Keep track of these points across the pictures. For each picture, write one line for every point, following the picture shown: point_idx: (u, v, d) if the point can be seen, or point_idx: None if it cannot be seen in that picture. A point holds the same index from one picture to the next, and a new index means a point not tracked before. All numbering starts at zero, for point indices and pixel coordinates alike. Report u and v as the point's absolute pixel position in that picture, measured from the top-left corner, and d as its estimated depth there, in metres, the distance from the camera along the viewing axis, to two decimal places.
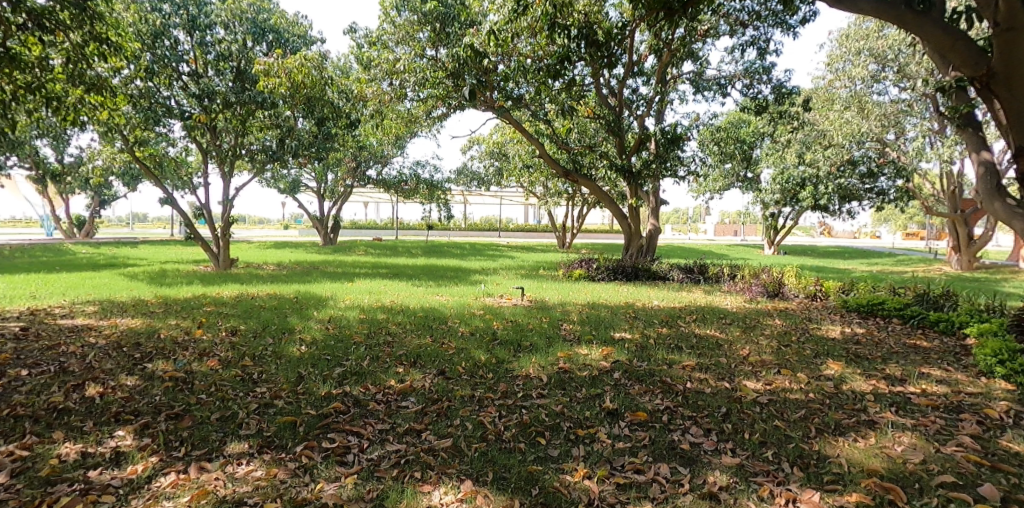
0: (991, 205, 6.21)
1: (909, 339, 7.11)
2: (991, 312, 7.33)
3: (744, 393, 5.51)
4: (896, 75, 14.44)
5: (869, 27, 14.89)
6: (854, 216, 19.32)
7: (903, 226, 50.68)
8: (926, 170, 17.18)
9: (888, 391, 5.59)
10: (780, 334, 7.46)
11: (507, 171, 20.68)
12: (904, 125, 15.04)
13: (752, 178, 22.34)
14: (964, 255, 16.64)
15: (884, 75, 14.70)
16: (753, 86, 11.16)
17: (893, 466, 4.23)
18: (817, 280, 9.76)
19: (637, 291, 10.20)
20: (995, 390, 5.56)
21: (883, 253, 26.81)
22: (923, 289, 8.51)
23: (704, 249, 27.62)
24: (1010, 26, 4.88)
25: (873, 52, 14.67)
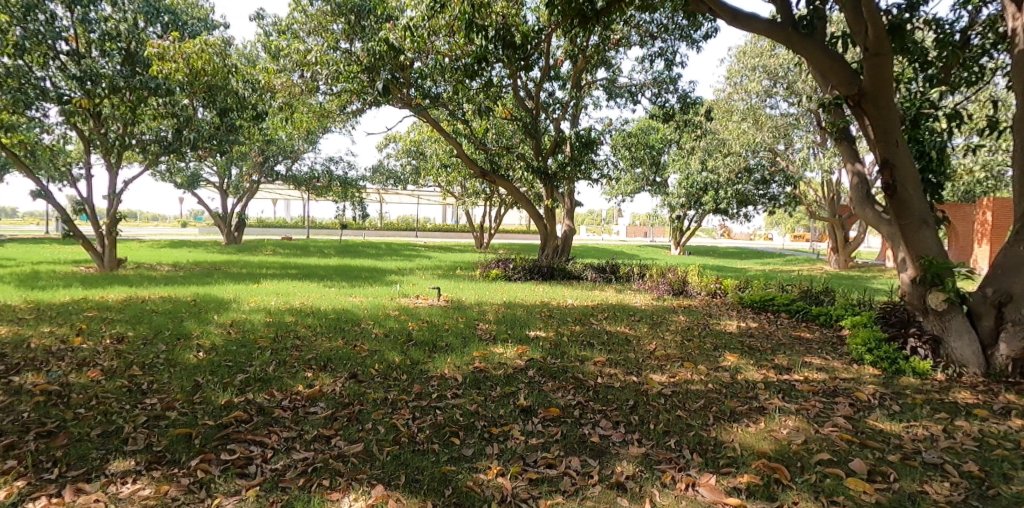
0: (863, 212, 6.96)
1: (795, 331, 7.77)
2: (862, 305, 8.16)
3: (650, 385, 5.82)
4: (787, 91, 15.65)
5: (764, 45, 15.93)
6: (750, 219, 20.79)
7: (790, 229, 55.28)
8: (809, 178, 18.81)
9: (776, 379, 6.11)
10: (684, 329, 7.92)
11: (425, 170, 20.45)
12: (793, 137, 16.19)
13: (660, 182, 23.46)
14: (842, 256, 18.31)
15: (776, 91, 15.86)
16: (661, 95, 11.73)
17: (779, 448, 4.62)
18: (717, 278, 10.42)
19: (552, 290, 10.39)
20: (865, 375, 6.21)
21: (775, 254, 29.21)
22: (807, 286, 9.31)
23: (616, 249, 28.63)
24: (874, 51, 5.61)
25: (766, 69, 15.74)
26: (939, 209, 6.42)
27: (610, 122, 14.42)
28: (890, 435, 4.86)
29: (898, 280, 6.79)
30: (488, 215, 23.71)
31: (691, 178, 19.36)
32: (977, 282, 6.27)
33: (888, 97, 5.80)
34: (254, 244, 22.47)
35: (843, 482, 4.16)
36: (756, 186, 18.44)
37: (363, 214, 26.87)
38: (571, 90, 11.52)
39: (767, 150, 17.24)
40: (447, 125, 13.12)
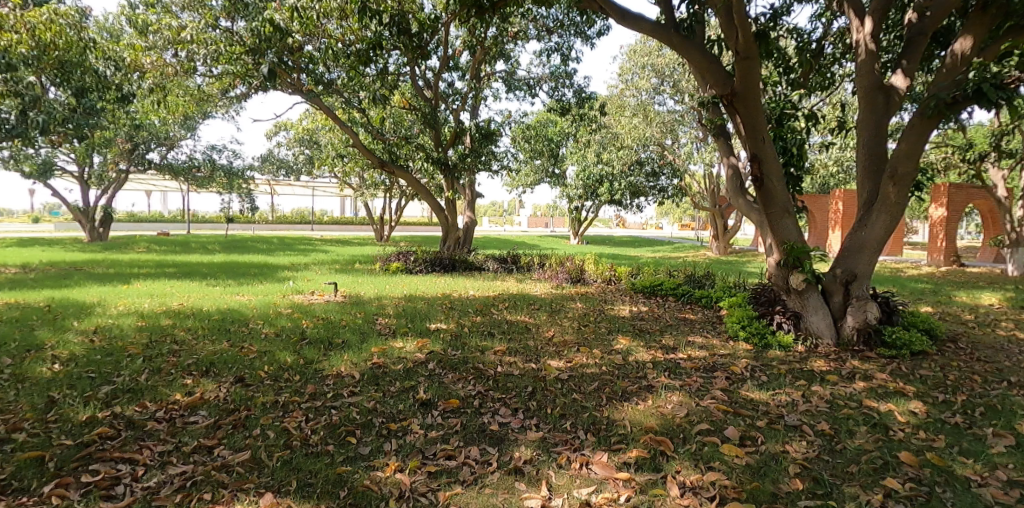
0: (736, 202, 7.61)
1: (680, 313, 8.36)
2: (737, 287, 8.95)
3: (548, 371, 6.06)
4: (672, 90, 16.62)
5: (652, 45, 16.83)
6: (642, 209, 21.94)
7: (678, 219, 59.06)
8: (695, 171, 20.13)
9: (663, 359, 6.57)
10: (580, 316, 8.25)
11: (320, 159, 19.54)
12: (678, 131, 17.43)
13: (560, 174, 23.94)
14: (721, 242, 19.98)
15: (663, 89, 16.79)
16: (558, 89, 12.02)
17: (665, 422, 4.97)
18: (612, 266, 10.94)
19: (454, 282, 10.37)
20: (739, 350, 6.84)
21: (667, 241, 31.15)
22: (691, 271, 10.04)
23: (516, 239, 29.12)
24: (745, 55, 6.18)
25: (655, 69, 16.63)
26: (799, 199, 7.16)
27: (509, 114, 14.59)
28: (759, 403, 5.40)
29: (766, 264, 7.51)
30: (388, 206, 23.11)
31: (588, 171, 19.78)
32: (829, 264, 7.08)
33: (755, 97, 6.41)
34: (122, 240, 20.31)
35: (720, 449, 4.55)
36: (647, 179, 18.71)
37: (251, 206, 25.25)
38: (470, 81, 11.54)
39: (657, 144, 18.28)
40: (343, 113, 12.64)
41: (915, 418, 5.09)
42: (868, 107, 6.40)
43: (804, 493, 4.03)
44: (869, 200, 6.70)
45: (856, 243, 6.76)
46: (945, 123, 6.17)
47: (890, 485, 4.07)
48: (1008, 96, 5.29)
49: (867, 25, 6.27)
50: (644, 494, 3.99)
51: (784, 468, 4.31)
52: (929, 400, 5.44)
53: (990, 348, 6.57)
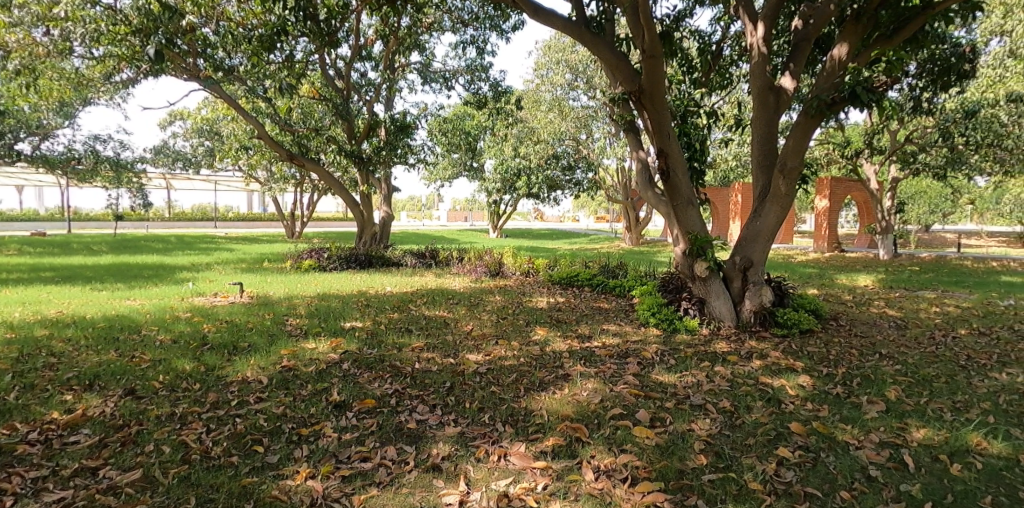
0: (645, 195, 7.97)
1: (595, 302, 8.66)
2: (647, 276, 9.38)
3: (466, 365, 6.09)
4: (585, 86, 17.06)
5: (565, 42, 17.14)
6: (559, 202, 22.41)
7: (594, 211, 60.92)
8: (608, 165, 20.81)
9: (579, 348, 6.80)
10: (498, 308, 8.32)
11: (221, 151, 18.28)
12: (591, 126, 17.86)
13: (477, 167, 23.90)
14: (633, 234, 20.81)
15: (577, 84, 17.18)
16: (474, 83, 11.98)
17: (580, 409, 5.14)
18: (529, 258, 11.09)
19: (370, 278, 10.09)
20: (648, 335, 7.21)
21: (582, 233, 32.09)
22: (605, 262, 10.39)
23: (434, 233, 28.83)
24: (651, 54, 6.48)
25: (569, 64, 16.81)
26: (701, 192, 7.60)
27: (424, 106, 14.37)
28: (667, 385, 5.72)
29: (672, 254, 7.93)
30: (298, 202, 21.99)
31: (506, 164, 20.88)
32: (729, 252, 7.60)
33: (660, 94, 6.75)
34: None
35: (631, 431, 4.76)
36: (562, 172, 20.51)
37: (143, 202, 23.23)
38: (384, 71, 11.26)
39: (572, 139, 18.71)
40: (246, 101, 11.91)
41: (803, 391, 5.59)
42: (760, 106, 6.90)
43: (707, 467, 4.30)
44: (763, 192, 7.25)
45: (752, 232, 7.30)
46: (826, 122, 6.78)
47: (782, 454, 4.43)
48: (877, 98, 5.89)
49: (759, 30, 6.74)
50: (561, 481, 4.09)
51: (689, 445, 4.58)
52: (815, 374, 5.99)
53: (865, 325, 7.33)
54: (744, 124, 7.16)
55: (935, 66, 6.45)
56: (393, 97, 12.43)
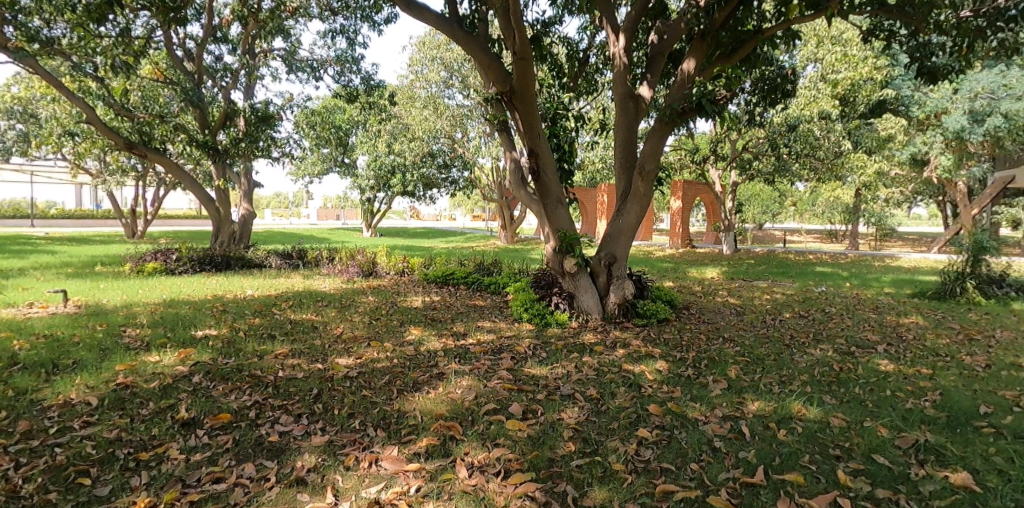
0: (518, 193, 8.16)
1: (471, 300, 8.70)
2: (521, 273, 9.62)
3: (335, 370, 5.82)
4: (461, 85, 17.50)
5: (440, 39, 17.25)
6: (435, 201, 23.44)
7: (469, 211, 61.53)
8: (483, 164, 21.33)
9: (454, 346, 6.81)
10: (371, 310, 8.03)
11: (39, 137, 15.81)
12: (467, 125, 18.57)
13: (349, 163, 23.82)
14: (507, 232, 21.60)
15: (452, 83, 17.47)
16: (344, 75, 11.40)
17: (454, 407, 5.14)
18: (404, 257, 10.84)
19: (228, 281, 9.23)
20: (521, 330, 7.43)
21: (459, 233, 32.19)
22: (480, 260, 10.45)
23: (302, 232, 27.32)
24: (521, 56, 6.66)
25: (443, 62, 17.18)
26: (570, 191, 7.97)
27: (290, 96, 13.54)
28: (539, 378, 5.93)
29: (543, 251, 8.22)
30: (139, 197, 19.49)
31: (379, 161, 20.67)
32: (594, 249, 8.06)
33: (531, 95, 6.97)
34: None
35: (504, 425, 4.84)
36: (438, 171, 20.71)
37: None
38: (242, 56, 10.42)
39: (448, 137, 19.20)
40: (72, 81, 10.43)
41: (660, 376, 6.08)
42: (622, 112, 7.39)
43: (575, 453, 4.49)
44: (624, 192, 7.78)
45: (616, 230, 7.80)
46: (678, 129, 7.42)
47: (642, 434, 4.73)
48: (719, 110, 6.55)
49: (620, 41, 7.20)
50: (434, 481, 4.06)
51: (559, 434, 4.75)
52: (670, 359, 6.57)
53: (710, 312, 8.20)
54: (608, 129, 7.61)
55: (765, 84, 7.35)
56: (254, 84, 11.55)
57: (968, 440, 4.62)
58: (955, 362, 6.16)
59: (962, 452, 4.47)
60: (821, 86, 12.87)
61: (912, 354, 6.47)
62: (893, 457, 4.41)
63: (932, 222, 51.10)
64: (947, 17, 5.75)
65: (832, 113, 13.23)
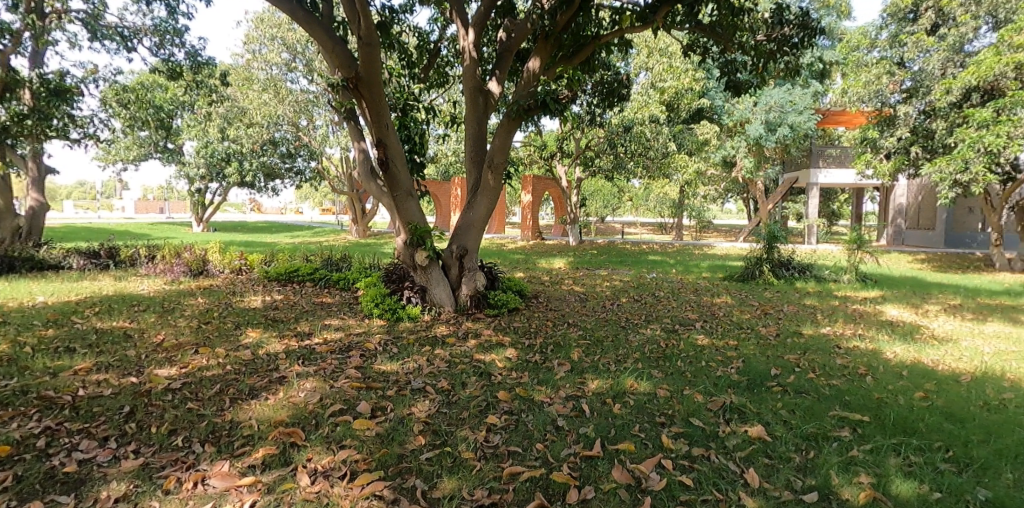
0: (368, 186, 7.86)
1: (317, 297, 8.22)
2: (372, 268, 9.27)
3: (154, 383, 5.16)
4: (305, 68, 17.05)
5: (280, 17, 16.68)
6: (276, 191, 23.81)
7: (316, 203, 58.78)
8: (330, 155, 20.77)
9: (297, 347, 6.39)
10: (201, 312, 7.23)
11: None
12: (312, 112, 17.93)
13: (173, 149, 21.92)
14: (360, 226, 21.30)
15: (296, 66, 16.99)
16: (163, 47, 9.99)
17: (296, 412, 4.83)
18: (241, 254, 9.88)
19: (10, 286, 7.68)
20: (373, 327, 7.20)
21: (304, 227, 30.33)
22: (328, 255, 9.87)
23: (115, 227, 23.95)
24: (368, 41, 6.45)
25: (284, 42, 16.69)
26: (421, 184, 7.86)
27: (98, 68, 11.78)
28: (389, 374, 5.79)
29: (394, 244, 8.03)
30: None
31: (211, 147, 20.34)
32: (446, 242, 8.06)
33: (379, 84, 6.74)
34: None
35: (352, 425, 4.65)
36: (282, 159, 21.58)
37: None
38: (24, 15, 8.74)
39: (292, 125, 18.60)
40: None
41: (509, 363, 6.27)
42: (472, 106, 7.48)
43: (425, 446, 4.43)
44: (475, 185, 7.90)
45: (467, 222, 7.89)
46: (525, 126, 7.70)
47: (491, 421, 4.80)
48: (562, 109, 6.91)
49: (470, 35, 7.27)
50: (272, 493, 3.78)
51: (409, 429, 4.65)
52: (519, 346, 6.83)
53: (556, 300, 8.71)
54: (458, 122, 7.64)
55: (603, 88, 8.05)
56: (43, 51, 9.76)
57: (762, 399, 5.29)
58: (754, 333, 7.29)
59: (758, 409, 5.08)
60: (651, 93, 14.52)
61: (721, 328, 7.51)
62: (706, 420, 4.87)
63: (738, 216, 59.41)
64: (747, 40, 6.72)
65: (659, 116, 14.82)
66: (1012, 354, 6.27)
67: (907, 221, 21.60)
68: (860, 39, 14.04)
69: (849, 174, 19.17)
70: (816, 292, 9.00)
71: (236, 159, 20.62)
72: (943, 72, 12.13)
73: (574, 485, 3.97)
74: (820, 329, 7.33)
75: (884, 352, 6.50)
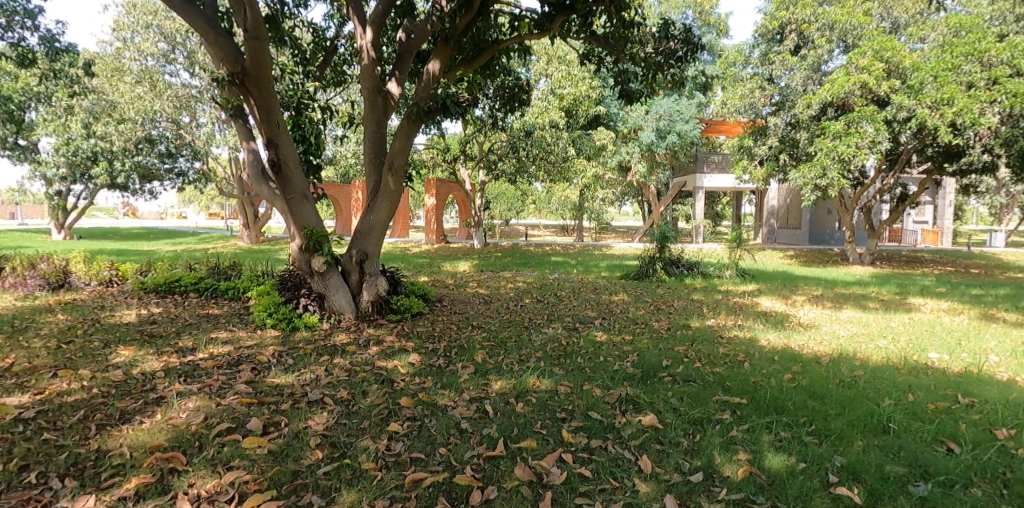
0: (259, 189, 7.39)
1: (202, 309, 7.60)
2: (265, 275, 8.70)
3: (2, 413, 4.55)
4: (186, 61, 16.18)
5: (155, 4, 15.58)
6: (155, 194, 22.19)
7: (201, 206, 54.77)
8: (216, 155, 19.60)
9: (178, 363, 5.87)
10: (62, 330, 6.44)
11: None
12: (195, 108, 17.24)
13: (25, 146, 19.56)
14: (252, 231, 19.95)
15: (175, 57, 16.10)
16: (11, 31, 8.75)
17: (176, 434, 4.45)
18: (110, 263, 8.92)
19: None
20: (266, 338, 6.77)
21: (187, 233, 27.72)
22: (214, 262, 9.16)
23: None
24: (255, 35, 6.12)
25: (161, 31, 15.65)
26: (317, 187, 7.51)
27: None
28: (284, 387, 5.48)
29: (289, 251, 7.60)
30: None
31: (74, 145, 18.20)
32: (345, 246, 7.77)
33: (267, 80, 6.38)
34: None
35: (240, 445, 4.36)
36: (161, 159, 19.25)
37: None
38: None
39: (170, 120, 17.41)
40: None
41: (413, 368, 6.15)
42: (371, 107, 7.30)
43: (323, 460, 4.25)
44: (375, 188, 7.69)
45: (367, 226, 7.65)
46: (427, 129, 7.62)
47: (393, 429, 4.69)
48: (463, 112, 6.91)
49: (368, 34, 7.10)
50: None
51: (305, 443, 4.44)
52: (423, 351, 6.72)
53: (461, 303, 8.71)
54: (356, 123, 7.40)
55: (504, 92, 8.29)
56: None
57: (654, 389, 5.63)
58: (648, 327, 7.76)
59: (650, 399, 5.38)
60: (551, 99, 15.02)
61: (618, 324, 7.90)
62: (604, 412, 5.08)
63: (634, 215, 62.61)
64: (637, 52, 7.11)
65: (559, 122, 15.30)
66: (862, 336, 7.17)
67: (778, 221, 23.35)
68: (736, 56, 15.62)
69: (728, 178, 20.89)
70: (702, 287, 9.75)
71: (104, 158, 18.61)
72: (805, 89, 13.62)
73: (477, 487, 3.97)
74: (706, 321, 7.96)
75: (759, 339, 7.19)
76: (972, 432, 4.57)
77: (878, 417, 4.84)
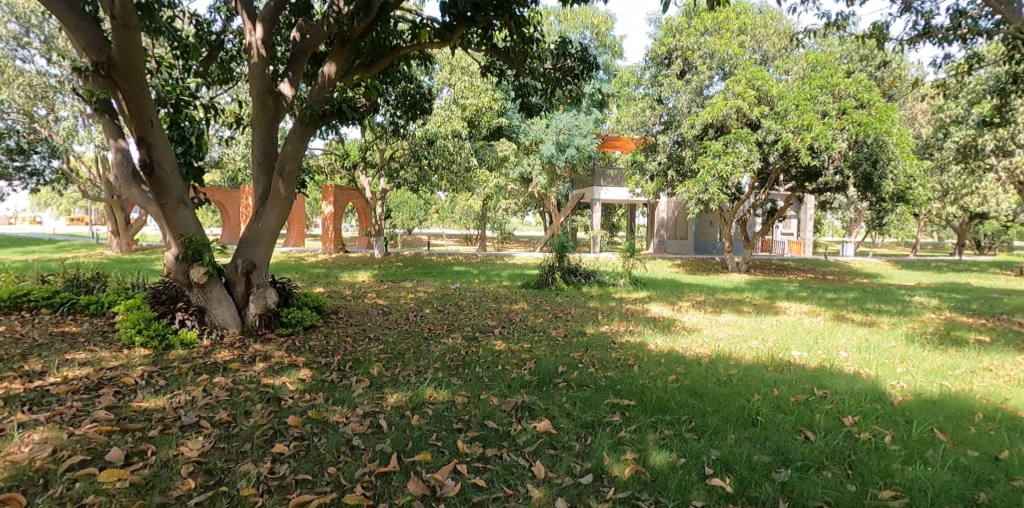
0: (129, 192, 6.68)
1: (56, 327, 6.70)
2: (137, 288, 7.85)
3: None
4: (43, 45, 14.65)
5: None
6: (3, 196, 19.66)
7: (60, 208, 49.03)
8: (79, 153, 17.69)
9: (22, 389, 5.13)
10: None
11: None
12: (53, 100, 15.55)
13: None
14: (124, 238, 18.07)
15: (30, 41, 14.53)
16: None
17: (14, 473, 3.92)
18: None
19: None
20: (134, 358, 6.08)
21: (43, 239, 24.65)
22: (73, 274, 8.14)
23: None
24: (125, 22, 5.52)
25: (13, 12, 14.26)
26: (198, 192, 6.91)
27: None
28: (153, 411, 4.96)
29: (164, 260, 6.92)
30: None
31: None
32: (230, 256, 7.20)
33: (138, 72, 5.77)
34: None
35: (95, 479, 3.91)
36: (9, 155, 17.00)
37: None
38: None
39: (21, 112, 15.53)
40: None
41: (303, 384, 5.80)
42: (260, 108, 6.87)
43: (194, 490, 3.90)
44: (264, 193, 7.22)
45: (254, 234, 7.15)
46: (322, 133, 7.28)
47: (277, 450, 4.40)
48: (360, 117, 6.67)
49: (258, 31, 6.70)
50: None
51: (175, 472, 4.06)
52: (314, 365, 6.36)
53: (358, 315, 8.39)
54: (243, 123, 6.92)
55: (406, 99, 8.17)
56: None
57: (550, 395, 5.76)
58: (545, 335, 7.95)
59: (546, 405, 5.50)
60: (454, 108, 15.07)
61: (517, 332, 8.03)
62: (500, 421, 5.11)
63: (535, 225, 64.23)
64: (537, 67, 7.29)
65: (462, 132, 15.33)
66: (736, 337, 7.86)
67: (668, 232, 25.26)
68: (629, 77, 16.69)
69: (623, 191, 22.10)
70: (598, 295, 10.20)
71: None
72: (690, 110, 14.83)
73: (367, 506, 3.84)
74: (600, 327, 8.32)
75: (647, 343, 7.62)
76: (824, 420, 5.13)
77: (747, 411, 5.29)
